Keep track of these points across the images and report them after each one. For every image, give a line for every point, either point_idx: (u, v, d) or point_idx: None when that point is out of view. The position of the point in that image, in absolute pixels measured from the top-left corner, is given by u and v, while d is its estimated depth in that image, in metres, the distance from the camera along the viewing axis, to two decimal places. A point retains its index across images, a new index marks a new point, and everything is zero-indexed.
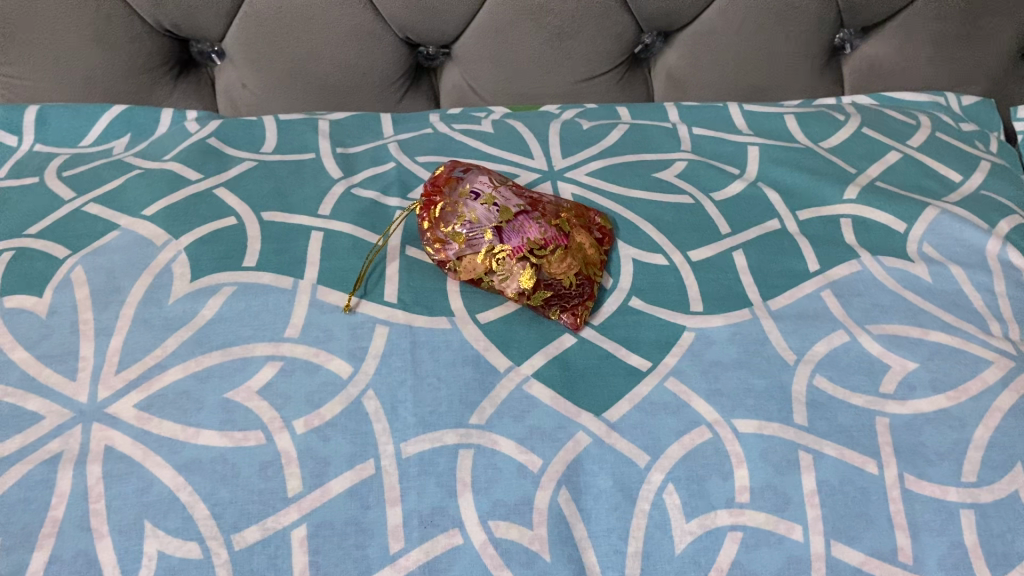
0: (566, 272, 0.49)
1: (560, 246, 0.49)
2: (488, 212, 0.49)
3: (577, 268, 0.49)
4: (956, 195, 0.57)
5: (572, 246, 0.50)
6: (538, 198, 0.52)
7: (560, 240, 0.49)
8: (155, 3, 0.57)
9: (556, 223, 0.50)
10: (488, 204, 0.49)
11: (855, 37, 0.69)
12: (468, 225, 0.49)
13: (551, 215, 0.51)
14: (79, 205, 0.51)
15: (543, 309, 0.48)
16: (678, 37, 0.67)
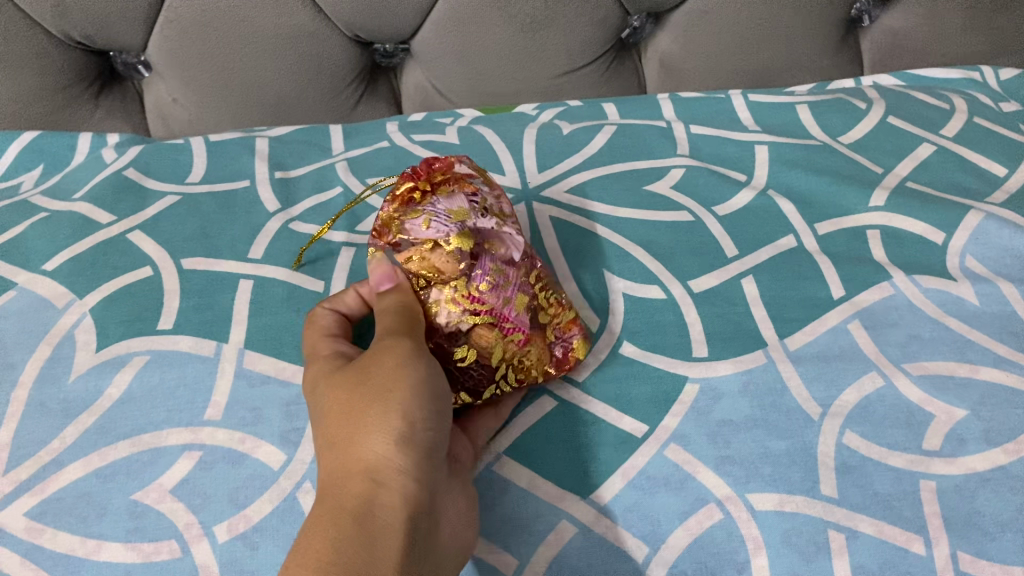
0: (483, 347, 0.39)
1: (496, 316, 0.39)
2: (452, 222, 0.39)
3: (502, 352, 0.39)
4: (1000, 192, 0.49)
5: (516, 331, 0.39)
6: (520, 254, 0.41)
7: (498, 315, 0.39)
8: (59, 14, 0.49)
9: (513, 295, 0.39)
10: (454, 222, 0.39)
11: (873, 7, 0.60)
12: (415, 225, 0.39)
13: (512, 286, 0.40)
14: None
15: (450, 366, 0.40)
16: (670, 20, 0.58)
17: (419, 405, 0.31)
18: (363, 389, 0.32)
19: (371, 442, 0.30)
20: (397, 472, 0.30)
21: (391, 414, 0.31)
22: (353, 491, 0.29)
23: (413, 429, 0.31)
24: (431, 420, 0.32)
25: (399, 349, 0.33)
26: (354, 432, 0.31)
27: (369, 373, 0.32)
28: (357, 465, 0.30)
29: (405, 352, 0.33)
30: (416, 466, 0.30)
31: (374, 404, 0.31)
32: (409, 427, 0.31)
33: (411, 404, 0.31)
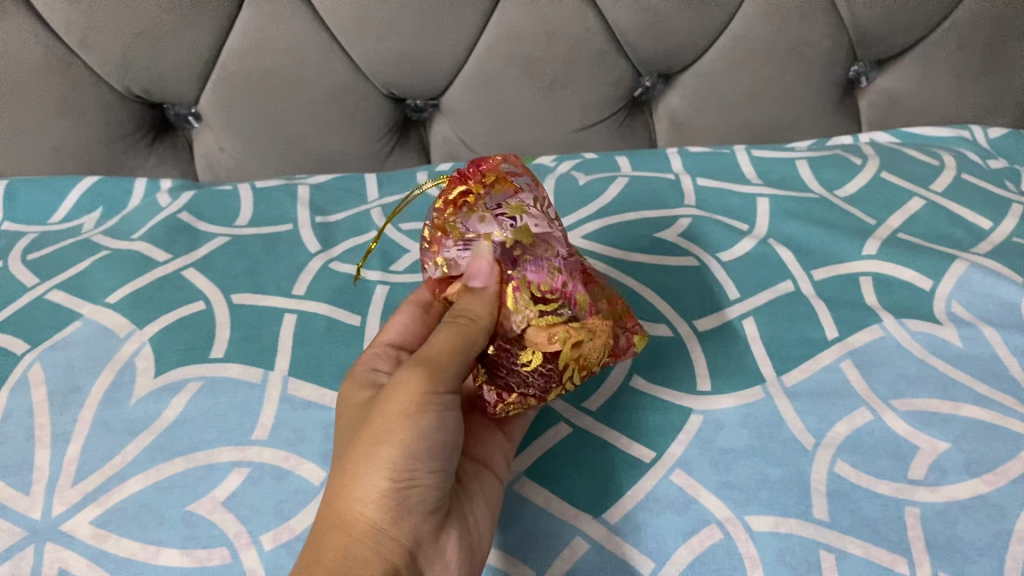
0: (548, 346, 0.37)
1: (566, 317, 0.38)
2: (511, 221, 0.38)
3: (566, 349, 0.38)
4: (985, 243, 0.53)
5: (581, 328, 0.38)
6: (571, 257, 0.40)
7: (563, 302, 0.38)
8: (122, 70, 0.55)
9: (577, 293, 0.38)
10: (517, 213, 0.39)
11: (871, 70, 0.65)
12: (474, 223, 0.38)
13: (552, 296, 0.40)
14: (42, 292, 0.48)
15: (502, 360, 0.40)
16: (679, 80, 0.63)
17: (411, 462, 0.33)
18: (368, 430, 0.34)
19: (359, 492, 0.33)
20: (375, 531, 0.32)
21: (379, 472, 0.33)
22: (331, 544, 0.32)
23: (402, 484, 0.33)
24: (425, 471, 0.34)
25: (416, 387, 0.34)
26: (351, 477, 0.33)
27: (379, 414, 0.34)
28: (341, 517, 0.33)
29: (421, 392, 0.34)
30: (391, 524, 0.33)
31: (370, 454, 0.33)
32: (397, 481, 0.33)
33: (404, 461, 0.33)
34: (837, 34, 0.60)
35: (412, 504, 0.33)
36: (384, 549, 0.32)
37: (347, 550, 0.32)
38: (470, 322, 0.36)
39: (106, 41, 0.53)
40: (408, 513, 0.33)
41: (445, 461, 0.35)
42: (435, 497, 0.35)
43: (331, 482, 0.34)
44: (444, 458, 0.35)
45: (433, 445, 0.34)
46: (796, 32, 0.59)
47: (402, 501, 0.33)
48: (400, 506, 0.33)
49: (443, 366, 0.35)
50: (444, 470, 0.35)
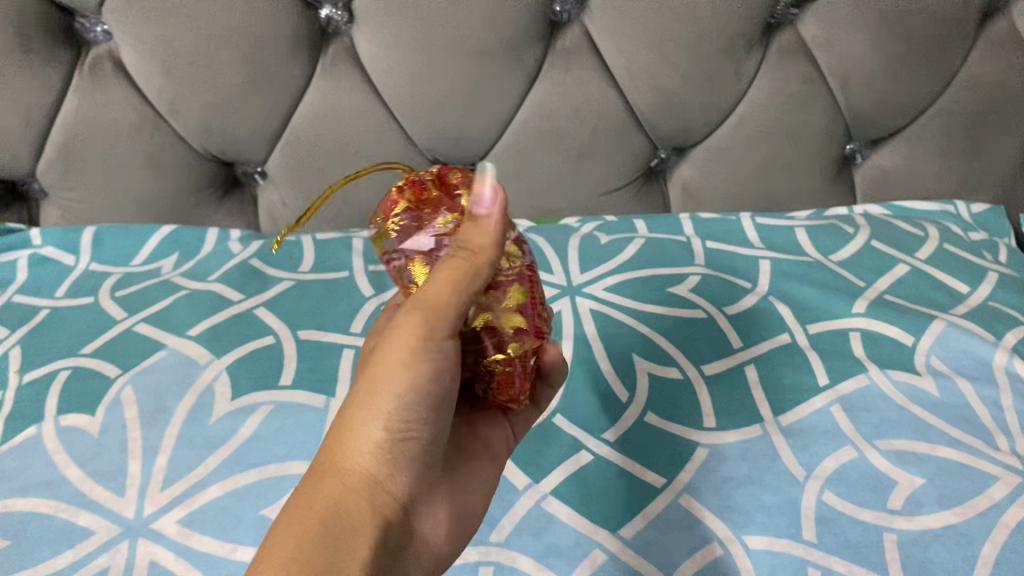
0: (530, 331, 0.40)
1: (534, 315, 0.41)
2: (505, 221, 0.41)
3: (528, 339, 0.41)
4: (963, 306, 0.59)
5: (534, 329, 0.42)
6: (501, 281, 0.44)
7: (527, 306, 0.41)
8: (205, 132, 0.63)
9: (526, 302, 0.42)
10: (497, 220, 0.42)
11: (865, 148, 0.72)
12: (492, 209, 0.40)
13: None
14: (130, 324, 0.55)
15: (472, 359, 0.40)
16: (691, 153, 0.71)
17: (406, 419, 0.38)
18: (373, 377, 0.38)
19: (358, 443, 0.38)
20: (367, 479, 0.37)
21: (377, 426, 0.37)
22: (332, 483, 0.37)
23: (395, 441, 0.38)
24: (417, 427, 0.38)
25: (418, 335, 0.36)
26: (352, 424, 0.38)
27: (380, 362, 0.38)
28: (342, 459, 0.38)
29: (422, 340, 0.36)
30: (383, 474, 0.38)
31: (368, 409, 0.37)
32: (391, 436, 0.38)
33: (399, 418, 0.38)
34: (834, 117, 0.68)
35: (406, 459, 0.39)
36: (376, 499, 0.38)
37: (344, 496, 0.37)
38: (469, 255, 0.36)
39: (191, 107, 0.61)
40: (400, 464, 0.39)
41: (440, 417, 0.39)
42: (427, 451, 0.40)
43: (337, 424, 0.39)
44: (438, 411, 0.39)
45: (428, 397, 0.38)
46: (796, 114, 0.67)
47: (395, 454, 0.38)
48: (394, 457, 0.38)
49: (442, 319, 0.36)
50: (437, 426, 0.39)
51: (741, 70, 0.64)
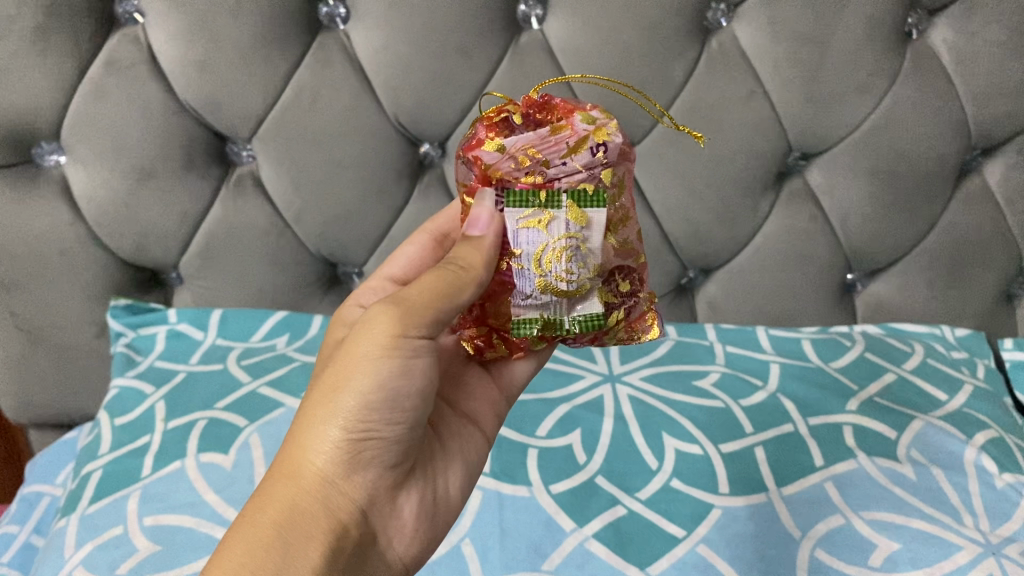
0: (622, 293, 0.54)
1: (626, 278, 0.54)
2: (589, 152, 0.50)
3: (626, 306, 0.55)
4: (941, 410, 0.71)
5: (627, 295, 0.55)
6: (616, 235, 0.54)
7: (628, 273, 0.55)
8: (319, 239, 0.81)
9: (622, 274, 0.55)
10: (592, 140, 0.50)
11: (864, 278, 0.86)
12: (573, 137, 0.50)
13: (528, 244, 0.50)
14: (255, 387, 0.69)
15: (614, 289, 0.54)
16: (715, 274, 0.85)
17: (364, 420, 0.47)
18: (340, 372, 0.48)
19: (315, 445, 0.47)
20: (329, 480, 0.47)
21: (333, 425, 0.47)
22: (299, 478, 0.47)
23: (351, 437, 0.47)
24: (379, 428, 0.48)
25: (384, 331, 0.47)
26: (314, 423, 0.47)
27: (347, 361, 0.48)
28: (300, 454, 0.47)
29: (387, 336, 0.47)
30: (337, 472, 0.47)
31: (327, 409, 0.47)
32: (351, 440, 0.47)
33: (357, 418, 0.47)
34: (835, 252, 0.81)
35: (363, 458, 0.48)
36: (331, 497, 0.47)
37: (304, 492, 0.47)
38: (463, 270, 0.49)
39: (312, 217, 0.78)
40: (361, 462, 0.48)
41: (395, 418, 0.48)
42: (384, 450, 0.49)
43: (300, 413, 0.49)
44: (395, 415, 0.48)
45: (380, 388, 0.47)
46: (803, 246, 0.80)
47: (353, 451, 0.47)
48: (353, 455, 0.48)
49: (414, 316, 0.47)
50: (395, 428, 0.48)
51: (758, 209, 0.79)
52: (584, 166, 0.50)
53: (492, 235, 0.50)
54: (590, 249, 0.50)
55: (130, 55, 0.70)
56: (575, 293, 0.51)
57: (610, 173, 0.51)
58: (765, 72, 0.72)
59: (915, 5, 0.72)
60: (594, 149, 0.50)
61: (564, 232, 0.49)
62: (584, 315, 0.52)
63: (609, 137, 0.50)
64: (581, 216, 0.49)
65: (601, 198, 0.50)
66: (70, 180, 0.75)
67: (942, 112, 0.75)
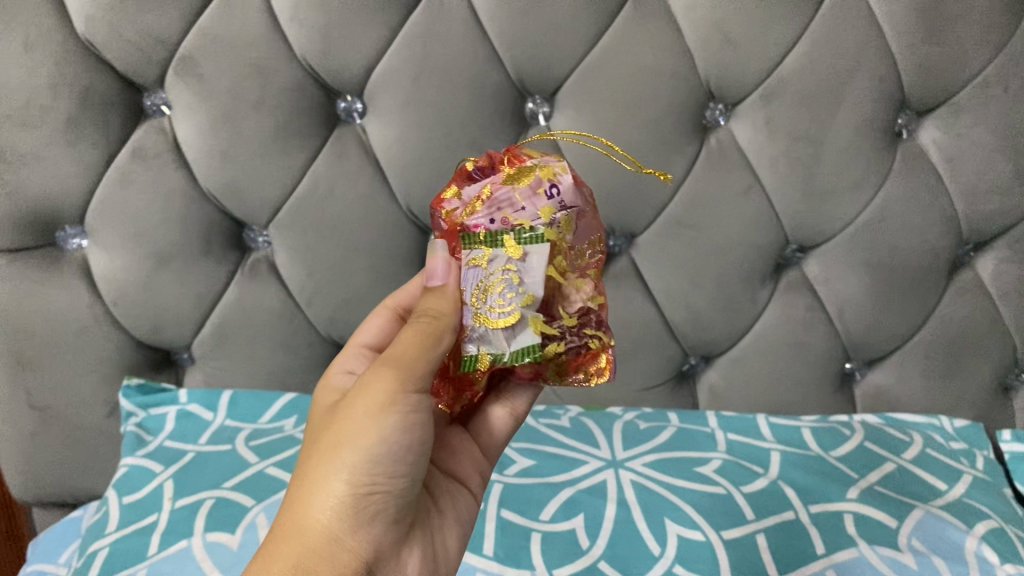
0: (568, 328, 0.56)
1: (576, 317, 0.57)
2: (528, 185, 0.55)
3: (574, 340, 0.56)
4: (942, 500, 0.71)
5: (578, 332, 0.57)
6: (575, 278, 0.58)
7: (581, 312, 0.57)
8: (329, 322, 0.83)
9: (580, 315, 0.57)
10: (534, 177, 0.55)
11: (862, 367, 0.88)
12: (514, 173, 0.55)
13: (467, 281, 0.54)
14: (262, 467, 0.70)
15: (559, 324, 0.56)
16: (716, 361, 0.87)
17: (366, 475, 0.48)
18: (339, 431, 0.49)
19: (318, 503, 0.48)
20: (335, 536, 0.47)
21: (336, 483, 0.48)
22: (304, 535, 0.47)
23: (355, 494, 0.48)
24: (381, 483, 0.49)
25: (384, 390, 0.49)
26: (317, 481, 0.48)
27: (347, 418, 0.49)
28: (303, 512, 0.48)
29: (387, 394, 0.49)
30: (342, 528, 0.48)
31: (329, 468, 0.48)
32: (355, 496, 0.48)
33: (360, 475, 0.48)
34: (832, 341, 0.84)
35: (367, 516, 0.49)
36: (336, 554, 0.47)
37: (310, 551, 0.47)
38: (438, 319, 0.51)
39: (323, 300, 0.81)
40: (364, 520, 0.49)
41: (396, 473, 0.49)
42: (385, 506, 0.49)
43: (297, 475, 0.50)
44: (395, 470, 0.49)
45: (383, 442, 0.48)
46: (799, 336, 0.83)
47: (356, 508, 0.48)
48: (357, 512, 0.48)
49: (410, 372, 0.49)
50: (397, 484, 0.49)
51: (756, 298, 0.81)
52: (523, 198, 0.55)
53: (453, 283, 0.53)
54: (525, 281, 0.54)
55: (155, 144, 0.74)
56: (506, 324, 0.53)
57: (550, 209, 0.55)
58: (762, 168, 0.75)
59: (904, 106, 0.75)
60: (535, 181, 0.55)
61: (500, 264, 0.54)
62: (520, 347, 0.54)
63: (554, 176, 0.55)
64: (518, 250, 0.54)
65: (539, 234, 0.54)
66: (90, 261, 0.78)
67: (934, 209, 0.77)
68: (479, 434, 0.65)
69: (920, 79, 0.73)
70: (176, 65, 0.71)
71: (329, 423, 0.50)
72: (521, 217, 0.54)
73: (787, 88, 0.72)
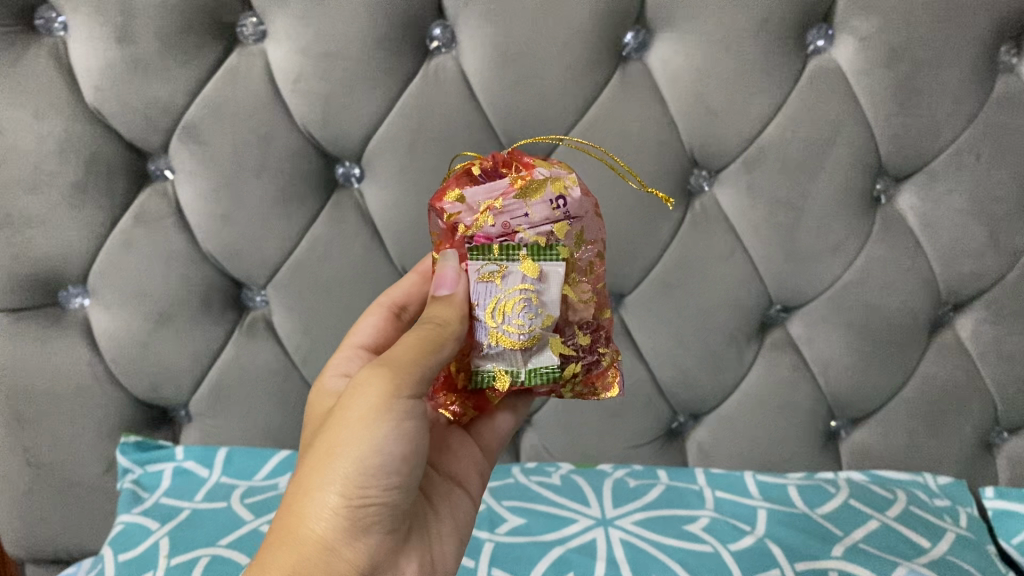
0: (581, 345, 0.61)
1: (589, 334, 0.62)
2: (542, 203, 0.57)
3: (586, 357, 0.62)
4: (925, 557, 0.72)
5: (590, 350, 0.62)
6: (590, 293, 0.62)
7: (594, 330, 0.62)
8: None
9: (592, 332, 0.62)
10: (548, 192, 0.57)
11: (847, 425, 0.90)
12: (528, 185, 0.57)
13: (483, 296, 0.57)
14: (257, 525, 0.71)
15: (573, 343, 0.61)
16: (705, 419, 0.89)
17: (361, 482, 0.50)
18: (333, 438, 0.51)
19: (314, 511, 0.50)
20: (330, 543, 0.50)
21: (332, 491, 0.50)
22: (301, 543, 0.49)
23: (349, 501, 0.50)
24: (376, 491, 0.51)
25: (376, 396, 0.51)
26: (313, 489, 0.50)
27: (341, 426, 0.51)
28: (300, 520, 0.50)
29: (379, 400, 0.51)
30: (338, 536, 0.50)
31: (324, 475, 0.50)
32: (349, 504, 0.50)
33: (354, 482, 0.50)
34: (817, 399, 0.86)
35: (362, 524, 0.51)
36: (332, 560, 0.49)
37: (307, 558, 0.49)
38: (438, 330, 0.55)
39: (320, 359, 0.83)
40: (360, 527, 0.51)
41: (391, 480, 0.51)
42: (381, 513, 0.52)
43: (293, 484, 0.52)
44: (390, 477, 0.51)
45: (377, 448, 0.50)
46: (785, 394, 0.85)
47: (351, 516, 0.50)
48: (352, 520, 0.50)
49: (401, 378, 0.52)
50: (392, 491, 0.51)
51: (742, 357, 0.83)
52: (535, 216, 0.57)
53: (461, 293, 0.57)
54: (542, 301, 0.57)
55: (159, 208, 0.76)
56: (527, 344, 0.58)
57: (564, 226, 0.58)
58: (745, 232, 0.78)
59: (882, 173, 0.79)
60: (547, 198, 0.57)
61: (517, 283, 0.57)
62: (536, 366, 0.59)
63: (565, 191, 0.58)
64: (535, 269, 0.57)
65: (554, 253, 0.58)
66: (92, 320, 0.80)
67: (913, 272, 0.80)
68: (477, 437, 0.70)
69: (896, 147, 0.76)
70: (181, 132, 0.74)
71: (323, 430, 0.53)
72: (536, 234, 0.57)
73: (768, 155, 0.75)
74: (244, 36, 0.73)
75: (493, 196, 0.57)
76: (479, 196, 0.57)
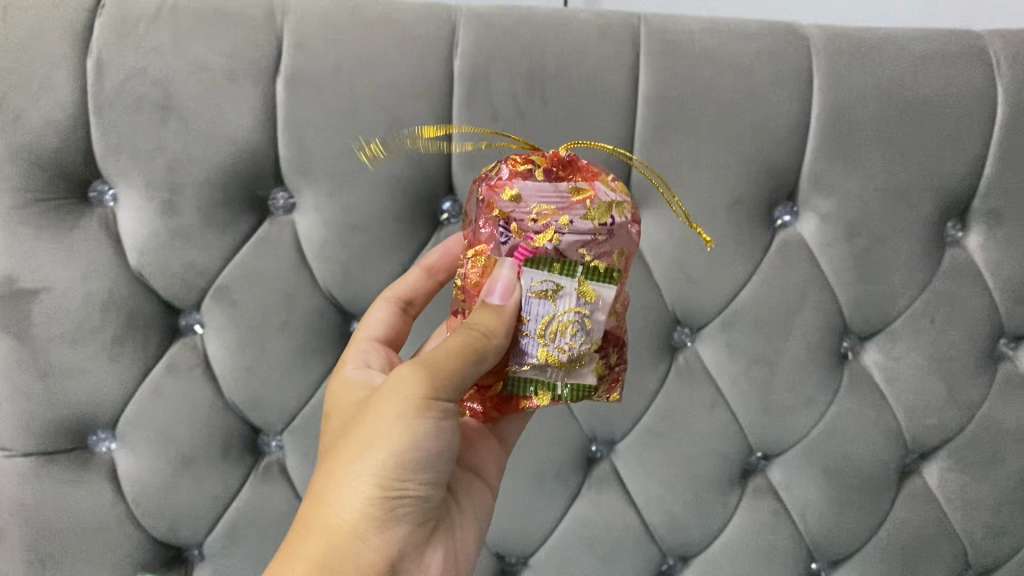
0: (610, 360, 0.64)
1: (616, 349, 0.65)
2: (605, 221, 0.60)
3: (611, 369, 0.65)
4: None
5: (614, 363, 0.65)
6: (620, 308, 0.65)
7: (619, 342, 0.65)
8: None
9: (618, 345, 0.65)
10: (609, 213, 0.61)
11: (828, 567, 0.95)
12: (593, 204, 0.60)
13: (537, 313, 0.59)
14: None
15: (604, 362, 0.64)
16: (693, 561, 0.93)
17: (392, 477, 0.55)
18: (370, 429, 0.56)
19: (346, 500, 0.55)
20: (359, 531, 0.54)
21: (365, 483, 0.55)
22: (333, 528, 0.54)
23: (380, 493, 0.55)
24: (405, 483, 0.56)
25: (413, 397, 0.55)
26: (348, 477, 0.55)
27: (378, 422, 0.56)
28: (333, 506, 0.55)
29: (415, 402, 0.55)
30: (368, 524, 0.55)
31: (358, 467, 0.55)
32: (380, 496, 0.55)
33: (385, 476, 0.55)
34: (797, 542, 0.91)
35: (391, 515, 0.56)
36: (360, 547, 0.54)
37: (337, 542, 0.54)
38: (484, 338, 0.56)
39: None
40: (388, 517, 0.56)
41: (419, 474, 0.56)
42: (407, 505, 0.56)
43: (330, 467, 0.57)
44: (419, 471, 0.56)
45: (410, 443, 0.55)
46: (767, 538, 0.90)
47: (380, 507, 0.55)
48: (381, 510, 0.55)
49: (438, 382, 0.55)
50: (419, 484, 0.56)
51: (727, 502, 0.89)
52: (596, 233, 0.60)
53: (510, 307, 0.59)
54: (592, 324, 0.60)
55: (188, 359, 0.83)
56: (572, 365, 0.61)
57: (619, 251, 0.62)
58: (725, 386, 0.85)
59: (847, 333, 0.86)
60: (608, 218, 0.60)
61: (573, 304, 0.59)
62: (576, 384, 0.61)
63: (621, 214, 0.61)
64: (592, 292, 0.59)
65: (608, 276, 0.60)
66: (118, 462, 0.86)
67: (881, 423, 0.87)
68: (497, 430, 0.75)
69: (859, 310, 0.84)
70: (213, 292, 0.81)
71: (361, 420, 0.57)
72: (595, 256, 0.60)
73: (742, 317, 0.83)
74: (275, 207, 0.82)
75: (555, 206, 0.60)
76: (544, 204, 0.60)
